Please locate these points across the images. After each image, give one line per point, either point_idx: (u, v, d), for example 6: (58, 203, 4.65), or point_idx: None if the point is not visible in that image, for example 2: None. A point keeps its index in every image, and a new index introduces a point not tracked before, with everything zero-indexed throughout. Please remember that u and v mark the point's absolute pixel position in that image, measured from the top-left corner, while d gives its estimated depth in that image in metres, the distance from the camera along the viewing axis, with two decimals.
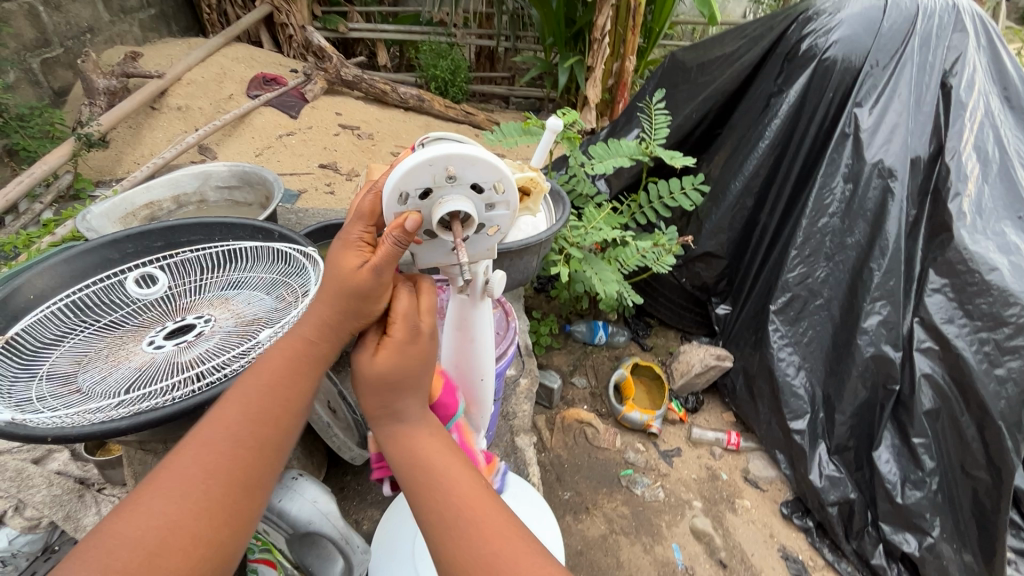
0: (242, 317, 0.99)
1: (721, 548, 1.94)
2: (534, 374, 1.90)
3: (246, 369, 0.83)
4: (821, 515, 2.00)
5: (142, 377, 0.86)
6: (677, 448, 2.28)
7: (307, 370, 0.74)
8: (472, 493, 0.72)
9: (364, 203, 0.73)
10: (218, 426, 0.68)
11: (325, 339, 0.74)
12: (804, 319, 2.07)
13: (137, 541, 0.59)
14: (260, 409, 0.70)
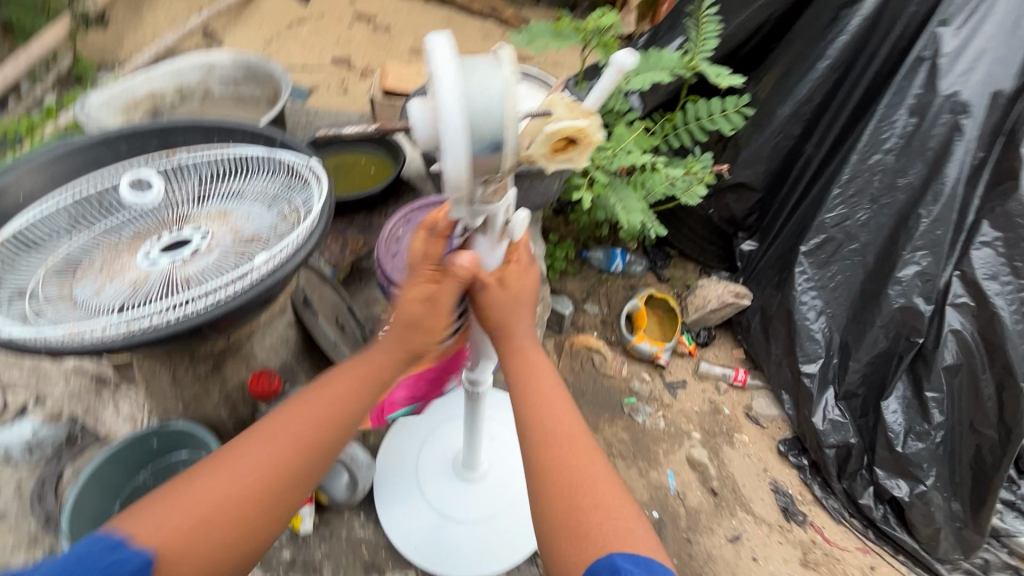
0: (240, 234, 0.94)
1: (715, 478, 2.02)
2: (546, 301, 1.85)
3: (244, 292, 0.79)
4: (817, 455, 2.03)
5: (136, 294, 0.82)
6: (682, 381, 2.29)
7: (363, 392, 0.90)
8: (558, 413, 0.84)
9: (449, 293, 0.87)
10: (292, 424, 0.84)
11: (379, 369, 0.91)
12: (834, 263, 1.98)
13: (199, 502, 0.76)
14: (319, 420, 0.86)
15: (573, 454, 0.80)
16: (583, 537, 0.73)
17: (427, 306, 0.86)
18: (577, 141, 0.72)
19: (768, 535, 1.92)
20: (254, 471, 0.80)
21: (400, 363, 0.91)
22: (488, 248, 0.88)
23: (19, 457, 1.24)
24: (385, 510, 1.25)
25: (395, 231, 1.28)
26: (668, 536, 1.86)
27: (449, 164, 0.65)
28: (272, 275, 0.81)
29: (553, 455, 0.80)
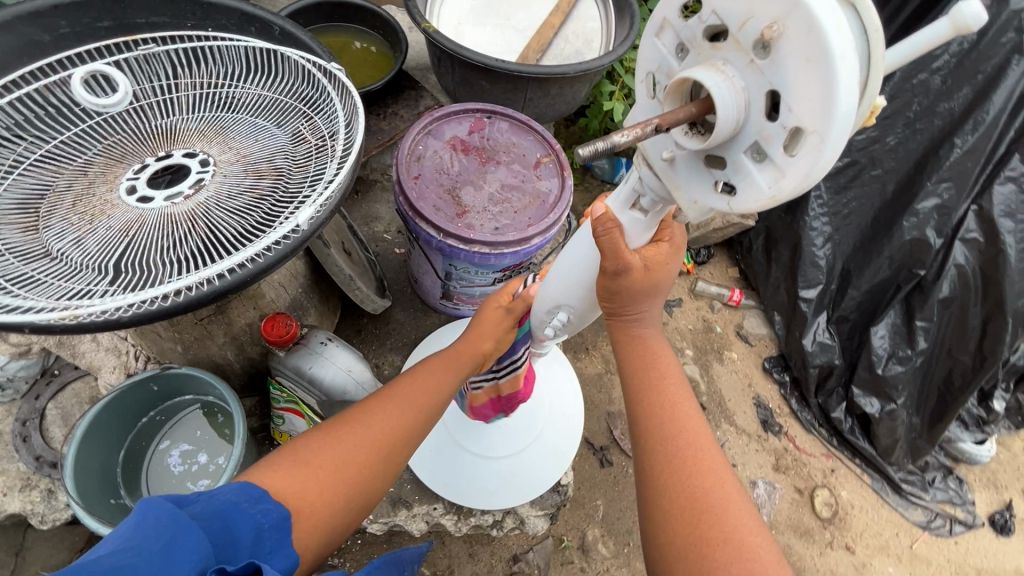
0: (246, 159, 0.81)
1: (704, 393, 2.11)
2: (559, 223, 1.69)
3: (275, 249, 0.66)
4: (799, 373, 2.15)
5: (133, 242, 0.70)
6: (678, 299, 2.30)
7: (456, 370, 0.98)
8: (683, 419, 0.82)
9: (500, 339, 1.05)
10: (396, 396, 0.90)
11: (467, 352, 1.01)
12: (852, 189, 1.93)
13: (322, 461, 0.78)
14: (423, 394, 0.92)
15: (704, 476, 0.77)
16: (713, 567, 0.71)
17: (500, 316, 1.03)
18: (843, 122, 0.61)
19: (747, 444, 2.08)
20: (372, 426, 0.84)
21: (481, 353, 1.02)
22: (640, 224, 0.83)
23: None
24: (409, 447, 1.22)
25: (415, 148, 1.09)
26: None
27: (820, 149, 0.53)
28: (307, 228, 0.67)
29: (679, 465, 0.78)
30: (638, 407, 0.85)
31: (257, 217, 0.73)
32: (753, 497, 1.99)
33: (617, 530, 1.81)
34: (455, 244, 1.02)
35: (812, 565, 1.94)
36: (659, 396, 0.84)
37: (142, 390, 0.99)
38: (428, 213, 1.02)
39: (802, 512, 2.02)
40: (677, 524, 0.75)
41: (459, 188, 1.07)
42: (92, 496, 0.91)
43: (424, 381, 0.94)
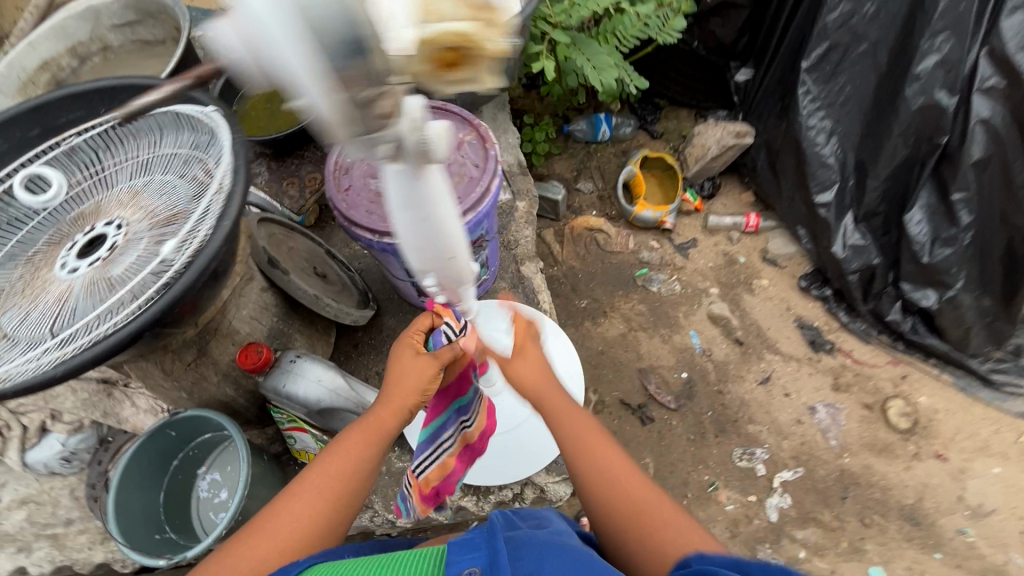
0: (155, 216, 0.86)
1: (738, 328, 2.01)
2: (531, 195, 1.67)
3: (166, 294, 0.74)
4: (840, 283, 1.99)
5: (64, 312, 0.79)
6: (692, 240, 2.20)
7: (378, 437, 0.89)
8: (609, 463, 0.96)
9: (423, 372, 0.93)
10: (317, 476, 0.84)
11: (388, 414, 0.90)
12: (841, 74, 1.76)
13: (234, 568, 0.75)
14: (339, 469, 0.85)
15: (632, 488, 0.93)
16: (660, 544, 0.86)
17: (412, 367, 0.93)
18: (481, 49, 0.43)
19: (798, 369, 1.95)
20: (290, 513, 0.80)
21: (401, 409, 0.92)
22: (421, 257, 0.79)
23: (64, 467, 1.28)
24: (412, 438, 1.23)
25: (342, 161, 1.14)
26: (699, 393, 1.91)
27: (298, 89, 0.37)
28: (190, 270, 0.75)
29: (620, 492, 0.93)
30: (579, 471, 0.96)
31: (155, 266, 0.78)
32: (816, 423, 1.86)
33: (671, 484, 1.77)
34: (392, 241, 1.06)
35: (898, 481, 1.79)
36: (590, 456, 0.97)
37: (165, 434, 1.08)
38: (361, 219, 1.07)
39: (876, 427, 1.87)
40: (626, 516, 0.90)
41: (389, 187, 1.11)
42: (138, 535, 1.01)
43: (347, 452, 0.87)
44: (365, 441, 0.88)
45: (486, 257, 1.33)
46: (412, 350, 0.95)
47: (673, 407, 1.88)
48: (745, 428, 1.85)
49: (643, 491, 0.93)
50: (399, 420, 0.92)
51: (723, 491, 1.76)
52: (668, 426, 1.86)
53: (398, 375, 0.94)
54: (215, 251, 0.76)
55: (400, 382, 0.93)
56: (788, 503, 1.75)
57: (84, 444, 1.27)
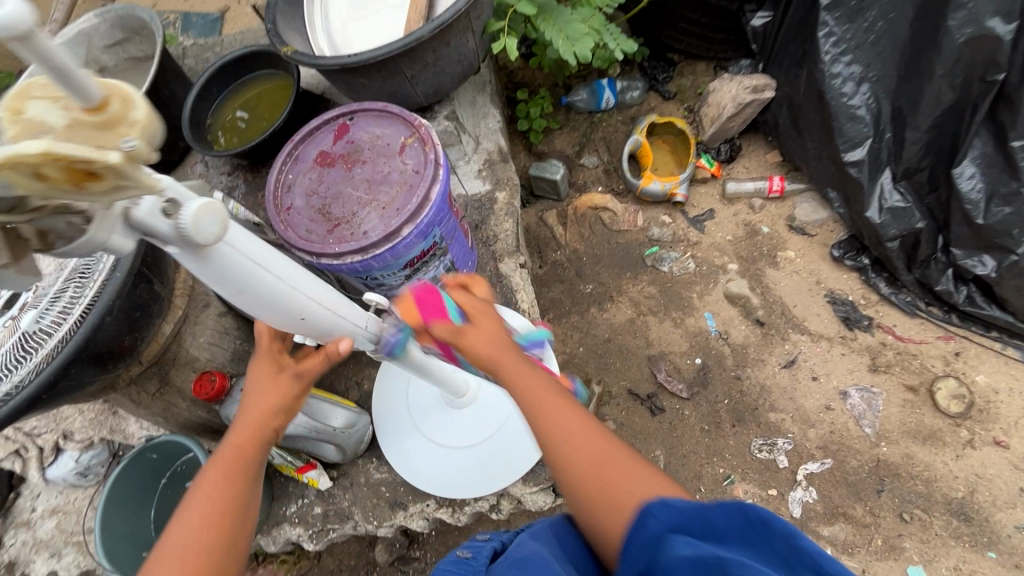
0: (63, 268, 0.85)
1: (759, 308, 1.83)
2: (513, 184, 1.57)
3: (62, 356, 0.76)
4: (879, 251, 1.75)
5: None
6: (709, 211, 2.01)
7: (243, 471, 0.79)
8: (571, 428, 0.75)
9: (280, 389, 0.83)
10: (179, 536, 0.73)
11: (252, 442, 0.80)
12: (869, 9, 1.50)
13: None
14: (208, 519, 0.74)
15: (603, 464, 0.74)
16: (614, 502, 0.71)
17: (272, 385, 0.83)
18: (117, 172, 0.48)
19: (828, 350, 1.76)
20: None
21: (265, 429, 0.81)
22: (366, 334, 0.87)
23: (81, 480, 1.39)
24: (388, 452, 1.23)
25: (284, 178, 1.11)
26: (715, 380, 1.77)
27: None
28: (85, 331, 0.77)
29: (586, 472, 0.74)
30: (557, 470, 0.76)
31: (54, 325, 0.79)
32: (848, 410, 1.69)
33: (683, 478, 1.67)
34: (329, 262, 1.01)
35: (945, 472, 1.60)
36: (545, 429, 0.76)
37: (148, 456, 1.15)
38: (298, 240, 1.03)
39: (921, 412, 1.66)
40: (594, 493, 0.73)
41: (329, 202, 1.06)
42: (121, 554, 1.08)
43: (213, 500, 0.76)
44: (229, 481, 0.78)
45: (453, 260, 1.27)
46: (266, 369, 0.83)
47: (685, 396, 1.76)
48: (766, 417, 1.71)
49: (619, 476, 0.73)
50: (265, 448, 0.82)
51: (740, 485, 1.65)
52: (680, 416, 1.74)
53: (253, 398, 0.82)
54: (119, 295, 0.80)
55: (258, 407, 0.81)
56: (813, 497, 1.61)
57: (96, 459, 1.37)
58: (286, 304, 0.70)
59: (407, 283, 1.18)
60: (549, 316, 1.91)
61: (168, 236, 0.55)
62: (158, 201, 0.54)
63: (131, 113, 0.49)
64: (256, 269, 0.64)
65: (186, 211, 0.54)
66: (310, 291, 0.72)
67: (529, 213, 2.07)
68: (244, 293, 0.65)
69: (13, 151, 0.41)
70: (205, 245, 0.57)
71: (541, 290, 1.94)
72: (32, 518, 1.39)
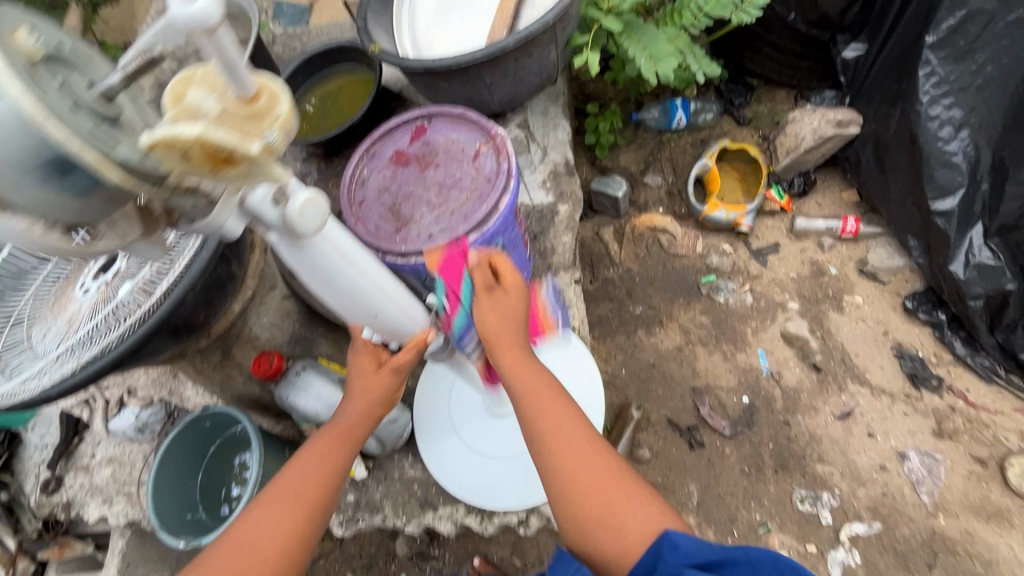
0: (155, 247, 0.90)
1: (818, 352, 1.74)
2: (575, 198, 1.56)
3: (138, 331, 0.80)
4: (958, 309, 1.63)
5: (71, 331, 0.86)
6: (773, 244, 1.93)
7: (350, 445, 0.92)
8: (594, 463, 0.85)
9: (376, 386, 0.93)
10: (289, 481, 0.87)
11: (360, 423, 0.93)
12: (980, 53, 1.44)
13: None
14: (314, 475, 0.88)
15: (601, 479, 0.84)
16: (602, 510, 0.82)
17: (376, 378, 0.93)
18: (234, 158, 0.51)
19: (889, 407, 1.65)
20: (264, 527, 0.83)
21: (371, 416, 0.94)
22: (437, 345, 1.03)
23: (137, 435, 1.47)
24: (426, 452, 1.24)
25: (359, 172, 1.14)
26: (761, 422, 1.70)
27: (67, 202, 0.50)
28: (161, 313, 0.81)
29: (593, 493, 0.83)
30: (570, 497, 0.84)
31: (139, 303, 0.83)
32: (904, 473, 1.58)
33: (716, 518, 1.61)
34: (393, 260, 1.03)
35: (1008, 555, 1.48)
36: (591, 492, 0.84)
37: (200, 424, 1.19)
38: (367, 234, 1.05)
39: (987, 487, 1.54)
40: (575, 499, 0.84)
41: (399, 201, 1.08)
42: (169, 515, 1.15)
43: (322, 463, 0.90)
44: (337, 449, 0.91)
45: None
46: (369, 364, 0.93)
47: (727, 434, 1.69)
48: (813, 467, 1.62)
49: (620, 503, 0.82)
50: (367, 429, 0.94)
51: (776, 535, 1.57)
52: (720, 453, 1.68)
53: (358, 388, 0.93)
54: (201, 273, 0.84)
55: (363, 396, 0.93)
56: (855, 560, 1.52)
57: (153, 417, 1.44)
58: (363, 296, 0.81)
59: None
60: (594, 333, 1.88)
61: (274, 223, 0.64)
62: (270, 189, 0.63)
63: (275, 107, 0.54)
64: (345, 264, 0.75)
65: (297, 199, 0.64)
66: (386, 290, 0.84)
67: (586, 226, 2.05)
68: (333, 283, 0.76)
69: (175, 131, 0.46)
70: (301, 234, 0.66)
71: (589, 306, 1.92)
72: (91, 464, 1.49)
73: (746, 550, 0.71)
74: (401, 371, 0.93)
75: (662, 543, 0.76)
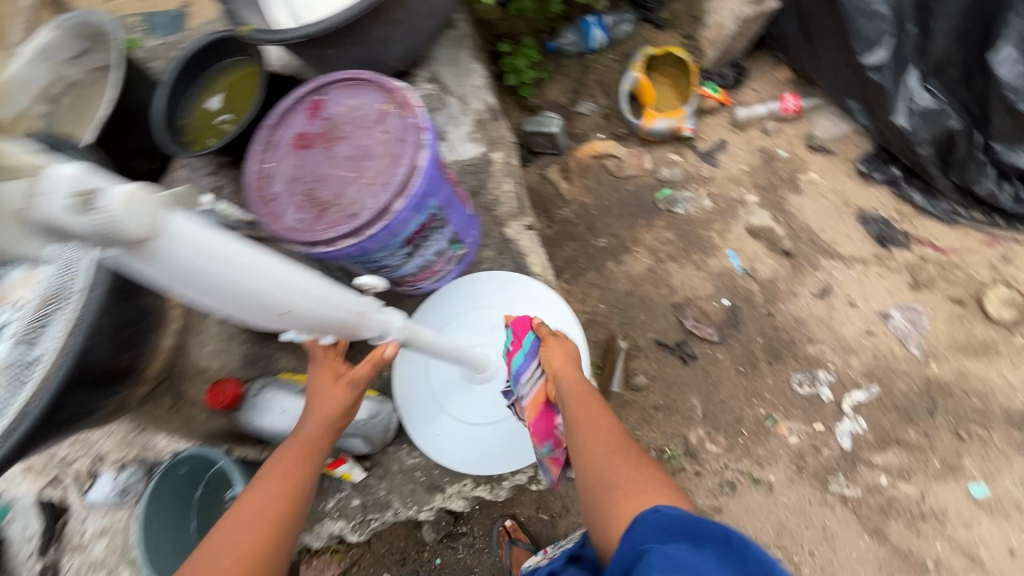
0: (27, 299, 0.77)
1: (785, 238, 1.72)
2: (508, 143, 1.47)
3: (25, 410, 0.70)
4: (910, 159, 1.62)
5: None
6: (720, 142, 1.88)
7: (314, 458, 0.92)
8: (613, 438, 0.92)
9: (335, 397, 0.92)
10: (254, 502, 0.85)
11: (323, 436, 0.92)
12: None
13: None
14: (280, 493, 0.87)
15: (614, 449, 0.91)
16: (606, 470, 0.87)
17: (336, 388, 0.92)
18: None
19: (864, 273, 1.66)
20: (226, 551, 0.80)
21: (332, 427, 0.93)
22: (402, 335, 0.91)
23: (121, 500, 1.38)
24: (418, 437, 1.19)
25: (264, 167, 1.03)
26: (746, 320, 1.69)
27: None
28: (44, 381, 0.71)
29: (603, 461, 0.89)
30: (587, 459, 0.91)
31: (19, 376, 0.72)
32: (891, 332, 1.60)
33: (723, 423, 1.62)
34: (323, 250, 0.95)
35: (1001, 383, 1.52)
36: (604, 457, 0.89)
37: (175, 475, 1.13)
38: (288, 230, 0.96)
39: (970, 325, 1.57)
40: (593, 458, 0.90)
41: (315, 187, 0.99)
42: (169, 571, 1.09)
43: (286, 478, 0.88)
44: (302, 462, 0.90)
45: (455, 231, 1.19)
46: (327, 373, 0.93)
47: (716, 340, 1.69)
48: (804, 350, 1.63)
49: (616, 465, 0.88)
50: (330, 442, 0.94)
51: (784, 424, 1.59)
52: (714, 360, 1.68)
53: (318, 398, 0.93)
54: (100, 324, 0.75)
55: (320, 407, 0.92)
56: (862, 426, 1.55)
57: (132, 478, 1.36)
58: (297, 295, 0.65)
59: (409, 261, 1.12)
60: (564, 277, 1.83)
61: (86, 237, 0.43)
62: (70, 190, 0.42)
63: None
64: (231, 273, 0.55)
65: (110, 198, 0.43)
66: (306, 289, 0.65)
67: (530, 172, 1.97)
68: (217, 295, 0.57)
69: None
70: (141, 241, 0.45)
71: (553, 251, 1.86)
72: (82, 541, 1.41)
73: (711, 525, 0.72)
74: (359, 381, 0.94)
75: (643, 514, 0.76)
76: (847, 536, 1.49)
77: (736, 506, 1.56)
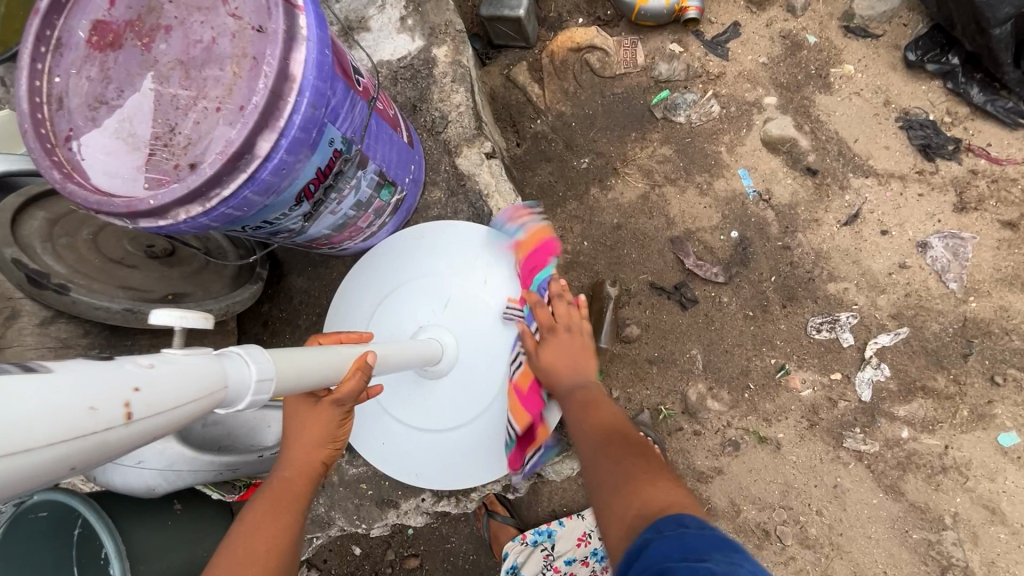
0: None
1: (810, 151, 1.40)
2: (455, 32, 1.05)
3: None
4: (976, 42, 1.27)
5: None
6: (732, 26, 1.47)
7: (289, 503, 0.64)
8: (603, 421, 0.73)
9: (316, 426, 0.64)
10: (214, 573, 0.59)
11: (303, 474, 0.65)
12: None
13: None
14: (246, 554, 0.59)
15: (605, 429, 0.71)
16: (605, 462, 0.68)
17: (311, 423, 0.65)
18: None
19: (900, 193, 1.37)
20: None
21: (316, 462, 0.66)
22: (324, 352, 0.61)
23: None
24: (362, 448, 0.94)
25: (40, 82, 0.62)
26: (758, 255, 1.40)
27: None
28: None
29: (607, 441, 0.69)
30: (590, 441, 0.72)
31: None
32: (927, 264, 1.35)
33: (727, 376, 1.40)
34: (152, 224, 0.58)
35: None
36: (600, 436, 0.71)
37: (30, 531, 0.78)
38: (92, 191, 0.58)
39: (1020, 253, 1.32)
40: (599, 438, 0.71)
41: (132, 116, 0.60)
42: None
43: (249, 537, 0.61)
44: (272, 513, 0.63)
45: (381, 168, 0.82)
46: (302, 396, 0.65)
47: (722, 281, 1.41)
48: (824, 289, 1.38)
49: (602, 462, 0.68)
50: (312, 478, 0.66)
51: (797, 374, 1.38)
52: (718, 305, 1.41)
53: (292, 428, 0.66)
54: None
55: (299, 438, 0.65)
56: (885, 374, 1.34)
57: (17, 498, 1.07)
58: (38, 425, 0.30)
59: (315, 221, 0.76)
60: (539, 209, 1.49)
61: None
62: None
63: None
64: None
65: None
66: None
67: (491, 73, 1.55)
68: None
69: None
70: None
71: (524, 177, 1.49)
72: None
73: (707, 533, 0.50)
74: (346, 401, 0.63)
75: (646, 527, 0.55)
76: (859, 494, 1.34)
77: (740, 466, 1.38)
